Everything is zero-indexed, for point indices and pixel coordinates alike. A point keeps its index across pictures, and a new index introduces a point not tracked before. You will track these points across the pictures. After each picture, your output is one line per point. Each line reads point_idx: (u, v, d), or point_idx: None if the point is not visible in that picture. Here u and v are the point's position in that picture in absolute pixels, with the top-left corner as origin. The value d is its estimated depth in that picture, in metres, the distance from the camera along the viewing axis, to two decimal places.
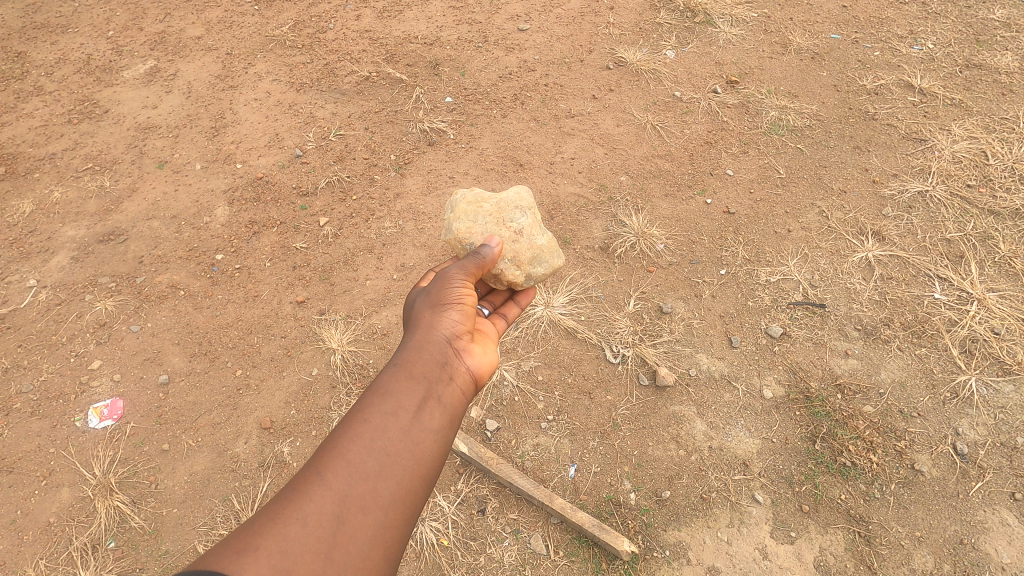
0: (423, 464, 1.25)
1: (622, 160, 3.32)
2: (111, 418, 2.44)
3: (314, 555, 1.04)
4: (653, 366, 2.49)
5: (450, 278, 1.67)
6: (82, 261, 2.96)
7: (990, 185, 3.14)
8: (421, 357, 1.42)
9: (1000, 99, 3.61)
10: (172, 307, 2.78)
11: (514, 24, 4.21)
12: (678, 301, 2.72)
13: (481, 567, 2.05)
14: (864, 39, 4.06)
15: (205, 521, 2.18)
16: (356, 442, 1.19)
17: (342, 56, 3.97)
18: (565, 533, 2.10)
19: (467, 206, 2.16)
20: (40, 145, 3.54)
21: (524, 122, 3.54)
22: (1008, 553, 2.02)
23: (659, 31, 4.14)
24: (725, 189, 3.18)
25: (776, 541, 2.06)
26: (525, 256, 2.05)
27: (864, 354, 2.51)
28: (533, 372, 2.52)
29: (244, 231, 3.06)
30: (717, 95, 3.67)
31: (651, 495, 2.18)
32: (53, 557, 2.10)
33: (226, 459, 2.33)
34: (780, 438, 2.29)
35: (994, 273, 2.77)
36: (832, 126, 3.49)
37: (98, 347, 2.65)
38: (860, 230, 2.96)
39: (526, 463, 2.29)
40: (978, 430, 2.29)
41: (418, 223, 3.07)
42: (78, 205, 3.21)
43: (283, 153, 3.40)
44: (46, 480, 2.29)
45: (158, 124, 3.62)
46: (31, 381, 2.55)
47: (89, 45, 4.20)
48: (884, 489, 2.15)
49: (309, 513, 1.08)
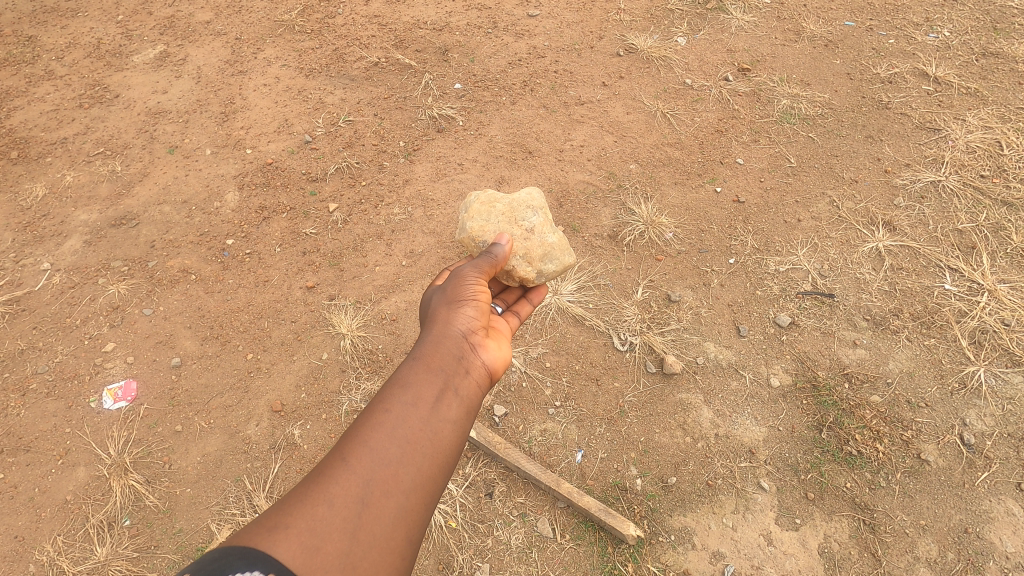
0: (443, 452, 1.27)
1: (632, 148, 3.30)
2: (124, 399, 2.48)
3: (342, 534, 1.07)
4: (661, 354, 2.50)
5: (464, 276, 1.68)
6: (94, 244, 2.99)
7: (1004, 175, 3.10)
8: (439, 351, 1.44)
9: (1017, 88, 3.55)
10: (184, 291, 2.81)
11: (524, 11, 4.18)
12: (686, 290, 2.72)
13: (488, 549, 2.09)
14: (879, 27, 4.00)
15: (218, 501, 2.22)
16: (378, 430, 1.21)
17: (351, 42, 3.95)
18: (571, 516, 2.13)
19: (480, 206, 2.16)
20: (51, 129, 3.56)
21: (534, 109, 3.52)
22: (1012, 542, 2.03)
23: (670, 17, 4.11)
24: (736, 178, 3.16)
25: (781, 528, 2.08)
26: (537, 253, 2.05)
27: (873, 343, 2.51)
28: (541, 359, 2.53)
29: (254, 216, 3.08)
30: (729, 83, 3.64)
31: (657, 481, 2.20)
32: (70, 534, 2.15)
33: (237, 441, 2.36)
34: (787, 427, 2.30)
35: (1006, 264, 2.75)
36: (844, 115, 3.45)
37: (111, 329, 2.69)
38: (871, 220, 2.94)
39: (533, 448, 2.31)
40: (986, 420, 2.29)
41: (427, 210, 3.07)
42: (91, 188, 3.24)
43: (293, 139, 3.41)
44: (62, 459, 2.33)
45: (168, 109, 3.63)
46: (47, 363, 2.59)
47: (99, 30, 4.21)
48: (890, 478, 2.16)
49: (334, 494, 1.10)
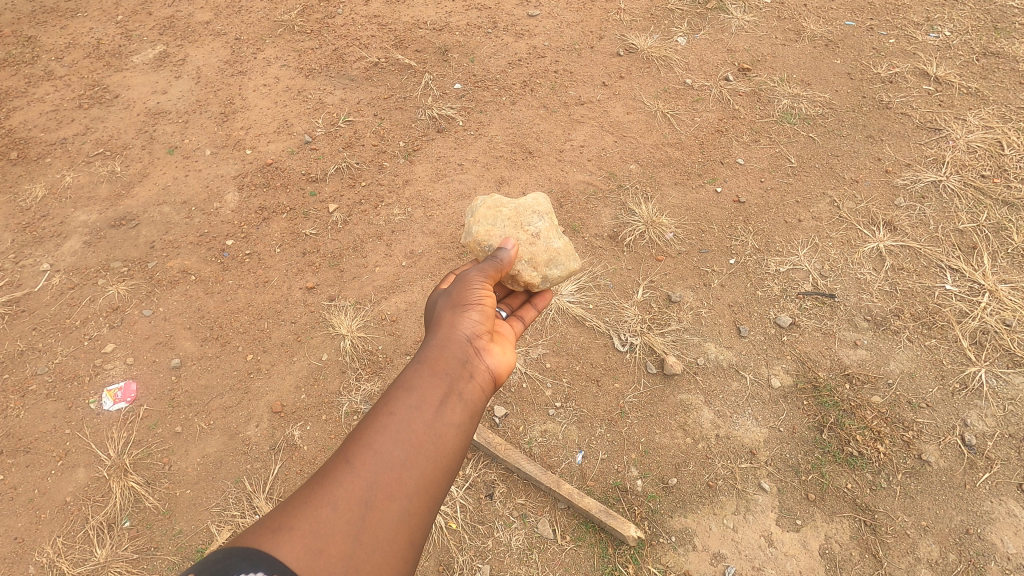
0: (446, 456, 1.26)
1: (632, 149, 3.30)
2: (124, 400, 2.48)
3: (345, 536, 1.06)
4: (662, 355, 2.49)
5: (469, 280, 1.68)
6: (94, 245, 2.99)
7: (1005, 175, 3.10)
8: (443, 355, 1.43)
9: (1018, 88, 3.54)
10: (183, 292, 2.81)
11: (524, 11, 4.18)
12: (686, 291, 2.72)
13: (489, 550, 2.08)
14: (879, 26, 3.99)
15: (218, 502, 2.21)
16: (382, 432, 1.20)
17: (351, 42, 3.95)
18: (571, 518, 2.13)
19: (487, 210, 2.16)
20: (51, 129, 3.56)
21: (534, 109, 3.52)
22: (1014, 543, 2.02)
23: (670, 17, 4.10)
24: (736, 178, 3.16)
25: (782, 529, 2.08)
26: (542, 258, 2.04)
27: (874, 344, 2.51)
28: (542, 360, 2.53)
29: (254, 216, 3.08)
30: (729, 82, 3.64)
31: (657, 482, 2.20)
32: (70, 536, 2.15)
33: (237, 443, 2.36)
34: (788, 427, 2.30)
35: (1007, 264, 2.74)
36: (844, 115, 3.45)
37: (111, 330, 2.68)
38: (871, 220, 2.94)
39: (533, 449, 2.31)
40: (987, 421, 2.29)
41: (427, 210, 3.07)
42: (90, 189, 3.24)
43: (293, 139, 3.40)
44: (62, 460, 2.33)
45: (167, 110, 3.62)
46: (46, 364, 2.59)
47: (98, 30, 4.20)
48: (891, 479, 2.16)
49: (338, 497, 1.10)
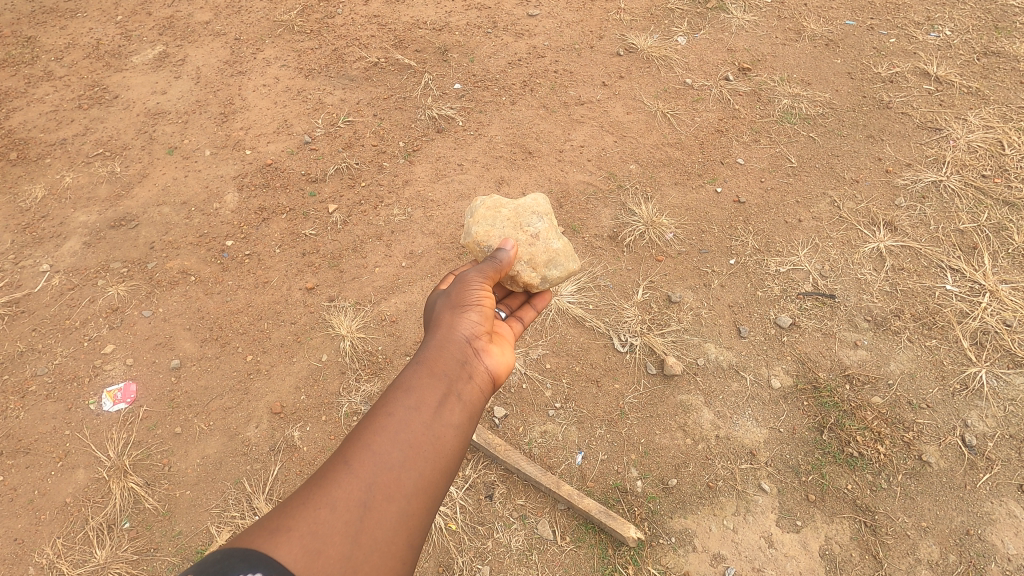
0: (445, 457, 1.26)
1: (632, 149, 3.29)
2: (123, 401, 2.48)
3: (343, 538, 1.06)
4: (662, 356, 2.49)
5: (469, 281, 1.68)
6: (94, 246, 2.99)
7: (1005, 175, 3.09)
8: (442, 355, 1.43)
9: (1018, 87, 3.53)
10: (183, 293, 2.81)
11: (523, 10, 4.17)
12: (686, 291, 2.71)
13: (488, 551, 2.08)
14: (880, 26, 3.99)
15: (217, 503, 2.21)
16: (381, 433, 1.20)
17: (351, 42, 3.94)
18: (571, 519, 2.13)
19: (486, 210, 2.16)
20: (51, 130, 3.56)
21: (533, 109, 3.51)
22: (1014, 544, 2.02)
23: (670, 16, 4.10)
24: (736, 178, 3.15)
25: (782, 530, 2.08)
26: (541, 259, 2.03)
27: (874, 345, 2.50)
28: (541, 361, 2.52)
29: (254, 217, 3.07)
30: (729, 82, 3.64)
31: (657, 483, 2.19)
32: (69, 537, 2.15)
33: (237, 443, 2.36)
34: (788, 428, 2.29)
35: (1008, 265, 2.73)
36: (845, 115, 3.44)
37: (111, 331, 2.68)
38: (872, 220, 2.93)
39: (532, 450, 2.30)
40: (987, 422, 2.29)
41: (426, 211, 3.07)
42: (90, 189, 3.24)
43: (292, 139, 3.40)
44: (62, 461, 2.33)
45: (167, 110, 3.62)
46: (46, 364, 2.59)
47: (98, 30, 4.20)
48: (891, 480, 2.15)
49: (336, 497, 1.10)
